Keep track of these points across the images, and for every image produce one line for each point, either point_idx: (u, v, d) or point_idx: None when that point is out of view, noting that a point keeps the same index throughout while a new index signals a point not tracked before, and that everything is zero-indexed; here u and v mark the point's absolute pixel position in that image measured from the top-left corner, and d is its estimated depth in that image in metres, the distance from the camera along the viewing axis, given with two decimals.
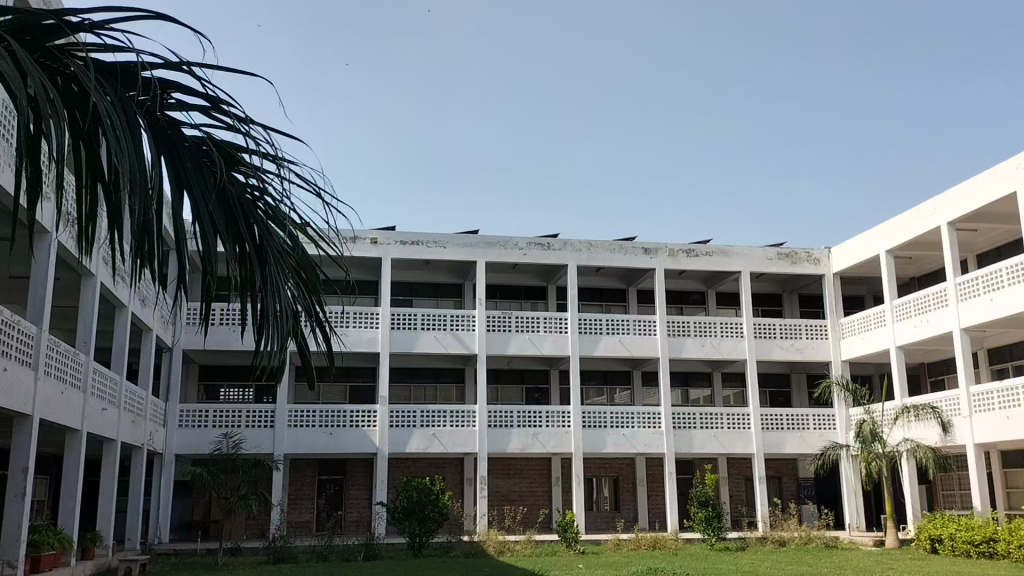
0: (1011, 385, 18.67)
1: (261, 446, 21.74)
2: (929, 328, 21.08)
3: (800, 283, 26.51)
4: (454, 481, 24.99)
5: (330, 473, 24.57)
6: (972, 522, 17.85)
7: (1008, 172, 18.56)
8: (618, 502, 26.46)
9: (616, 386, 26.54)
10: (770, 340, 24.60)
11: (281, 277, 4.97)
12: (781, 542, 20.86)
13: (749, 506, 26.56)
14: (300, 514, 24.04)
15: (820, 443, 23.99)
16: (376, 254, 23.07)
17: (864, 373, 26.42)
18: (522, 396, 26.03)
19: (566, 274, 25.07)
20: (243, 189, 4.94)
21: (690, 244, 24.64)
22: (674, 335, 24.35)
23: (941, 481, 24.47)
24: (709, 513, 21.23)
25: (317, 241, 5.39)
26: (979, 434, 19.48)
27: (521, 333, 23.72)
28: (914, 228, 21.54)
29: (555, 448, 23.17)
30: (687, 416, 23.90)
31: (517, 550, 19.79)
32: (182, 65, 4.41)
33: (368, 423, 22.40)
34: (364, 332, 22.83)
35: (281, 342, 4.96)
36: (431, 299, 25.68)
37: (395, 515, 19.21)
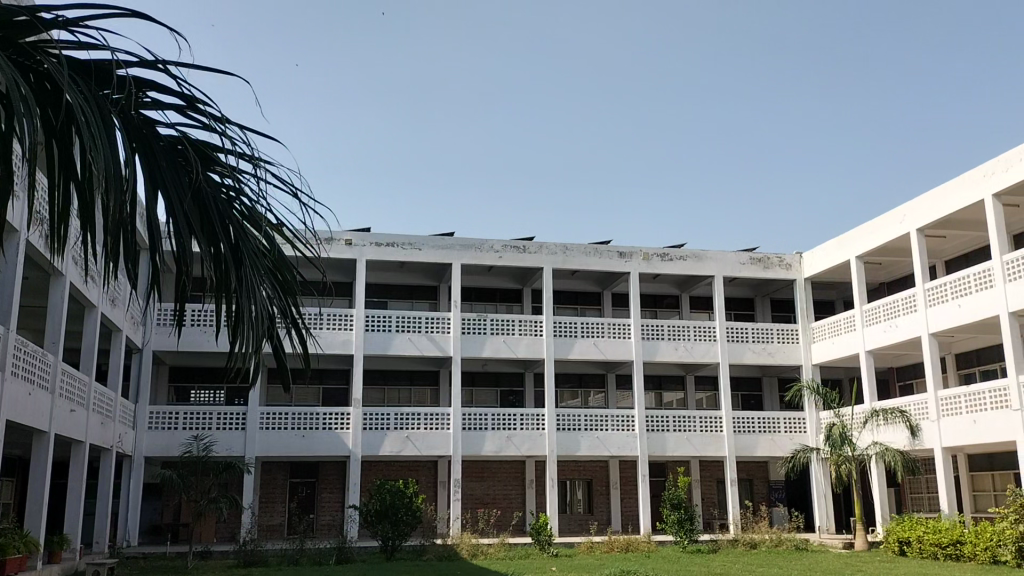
0: (978, 390, 18.98)
1: (232, 448, 21.56)
2: (899, 333, 21.38)
3: (772, 287, 26.77)
4: (427, 484, 24.93)
5: (302, 476, 24.43)
6: (939, 524, 18.09)
7: (976, 180, 18.89)
8: (591, 504, 26.55)
9: (591, 389, 26.62)
10: (743, 344, 24.80)
11: (257, 278, 4.94)
12: (752, 544, 21.04)
13: (721, 509, 26.75)
14: (271, 517, 23.86)
15: (791, 446, 24.23)
16: (351, 255, 22.97)
17: (834, 377, 26.74)
18: (496, 399, 26.03)
19: (540, 277, 25.12)
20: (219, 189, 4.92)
21: (665, 248, 24.79)
22: (648, 339, 24.48)
23: (909, 484, 24.82)
24: (681, 515, 21.36)
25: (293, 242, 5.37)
26: (946, 438, 19.78)
27: (496, 336, 23.71)
28: (883, 234, 21.84)
29: (530, 451, 23.19)
30: (660, 419, 24.03)
31: (490, 552, 19.77)
32: (157, 63, 4.39)
33: (341, 426, 22.28)
34: (338, 333, 22.72)
35: (256, 344, 4.92)
36: (406, 300, 25.61)
37: (369, 518, 19.11)
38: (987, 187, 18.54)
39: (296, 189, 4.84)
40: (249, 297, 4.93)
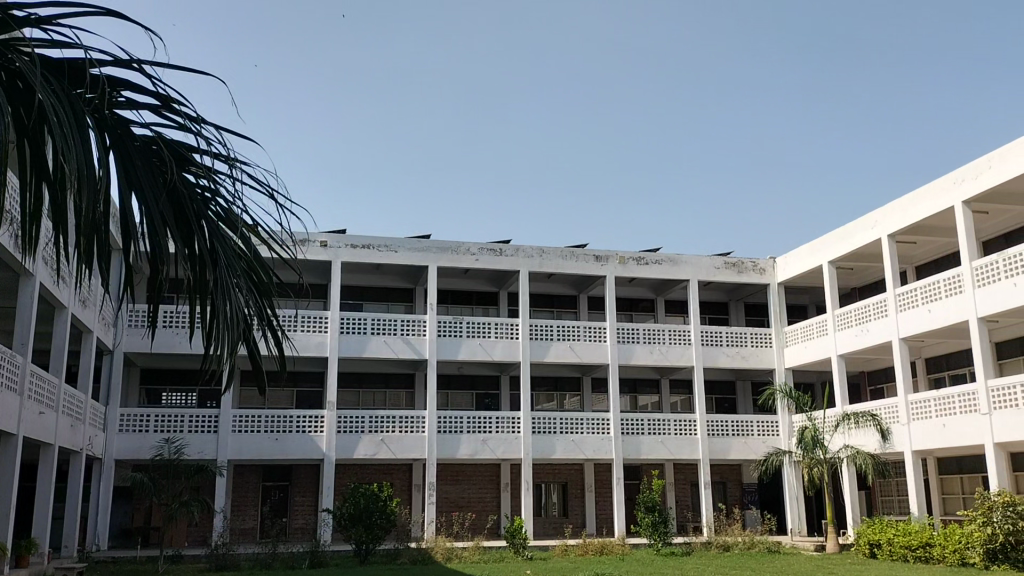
0: (947, 394, 19.25)
1: (204, 451, 21.36)
2: (870, 337, 21.63)
3: (746, 292, 26.99)
4: (402, 487, 24.84)
5: (275, 479, 24.25)
6: (909, 527, 18.31)
7: (946, 187, 19.19)
8: (566, 507, 26.59)
9: (566, 392, 26.67)
10: (718, 348, 24.96)
11: (232, 280, 4.92)
12: (726, 547, 21.19)
13: (695, 512, 26.91)
14: (244, 521, 23.64)
15: (764, 449, 24.43)
16: (326, 257, 22.86)
17: (807, 381, 27.01)
18: (472, 402, 26.00)
19: (517, 280, 25.14)
20: (194, 190, 4.89)
21: (641, 251, 24.92)
22: (623, 342, 24.58)
23: (880, 487, 25.12)
24: (656, 518, 21.45)
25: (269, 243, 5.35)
26: (916, 441, 20.05)
27: (472, 338, 23.69)
28: (855, 240, 22.11)
29: (505, 454, 23.18)
30: (635, 422, 24.13)
31: (465, 556, 19.73)
32: (132, 62, 4.37)
33: (315, 428, 22.14)
34: (312, 335, 22.59)
35: (232, 346, 4.88)
36: (381, 303, 25.53)
37: (342, 522, 19.00)
38: (957, 194, 18.84)
39: (272, 190, 4.83)
40: (226, 298, 4.89)
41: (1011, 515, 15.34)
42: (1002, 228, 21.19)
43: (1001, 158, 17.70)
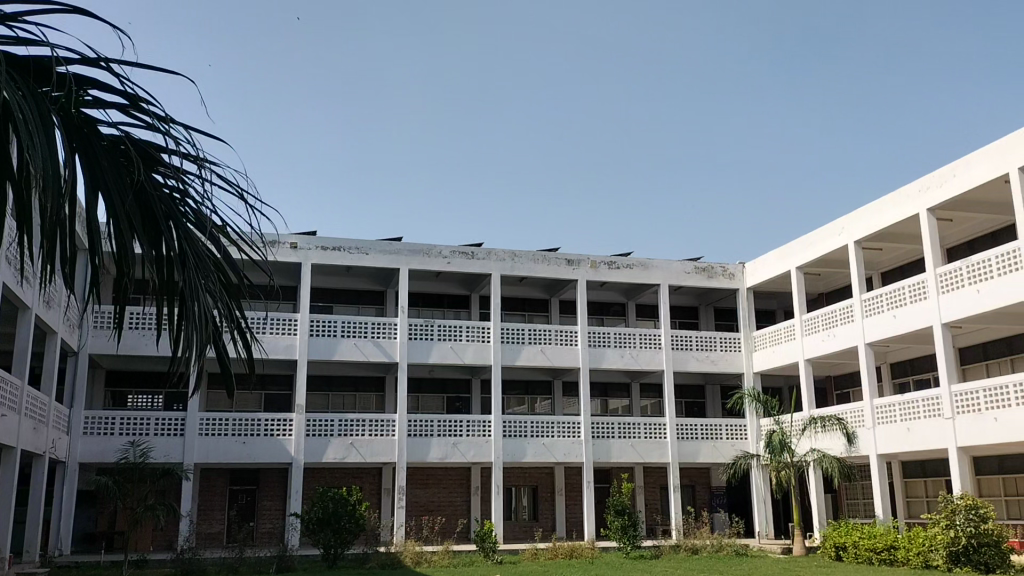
0: (912, 398, 19.55)
1: (170, 455, 21.09)
2: (836, 342, 21.92)
3: (715, 296, 27.23)
4: (371, 490, 24.71)
5: (242, 483, 23.99)
6: (874, 530, 18.57)
7: (911, 195, 19.50)
8: (536, 511, 26.60)
9: (537, 396, 26.70)
10: (688, 352, 25.14)
11: (201, 281, 4.88)
12: (694, 550, 21.32)
13: (664, 515, 27.06)
14: (210, 525, 23.37)
15: (732, 453, 24.64)
16: (296, 258, 22.69)
17: (775, 385, 27.29)
18: (442, 405, 25.94)
19: (488, 283, 25.14)
20: (162, 191, 4.85)
21: (612, 256, 25.03)
22: (594, 346, 24.66)
23: (846, 490, 25.42)
24: (625, 521, 21.53)
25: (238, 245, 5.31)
26: (881, 445, 20.34)
27: (443, 341, 23.64)
28: (822, 246, 22.40)
29: (475, 457, 23.13)
30: (606, 425, 24.21)
31: (434, 560, 19.65)
32: (100, 61, 4.33)
33: (284, 432, 21.97)
34: (281, 338, 22.41)
35: (200, 348, 4.83)
36: (352, 305, 25.40)
37: (310, 527, 18.83)
38: (922, 202, 19.16)
39: (243, 191, 4.81)
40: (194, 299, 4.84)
41: (974, 518, 15.62)
42: (965, 236, 21.58)
43: (966, 166, 18.03)
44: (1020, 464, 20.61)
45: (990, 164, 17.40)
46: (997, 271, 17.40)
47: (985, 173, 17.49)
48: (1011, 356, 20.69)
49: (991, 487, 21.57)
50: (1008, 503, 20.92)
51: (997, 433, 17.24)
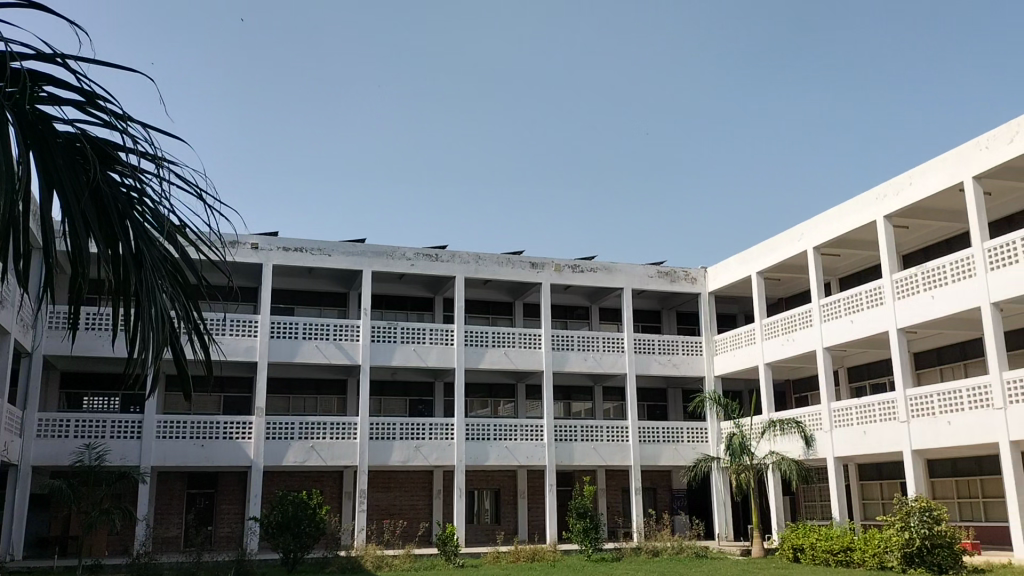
0: (868, 402, 19.89)
1: (126, 458, 20.71)
2: (794, 347, 22.23)
3: (678, 300, 27.45)
4: (332, 494, 24.51)
5: (200, 486, 23.64)
6: (831, 532, 18.86)
7: (869, 202, 19.84)
8: (498, 514, 26.58)
9: (500, 399, 26.71)
10: (650, 356, 25.30)
11: (158, 282, 4.80)
12: (655, 552, 21.46)
13: (625, 517, 27.21)
14: (167, 529, 22.99)
15: (693, 455, 24.85)
16: (257, 259, 22.43)
17: (735, 389, 27.59)
18: (405, 408, 25.81)
19: (452, 285, 25.08)
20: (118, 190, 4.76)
21: (576, 259, 25.12)
22: (557, 349, 24.72)
23: (804, 492, 25.79)
24: (587, 524, 21.60)
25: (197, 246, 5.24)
26: (838, 448, 20.67)
27: (406, 344, 23.52)
28: (782, 251, 22.71)
29: (438, 461, 23.05)
30: (568, 428, 24.27)
31: (395, 564, 19.54)
32: (56, 56, 4.25)
33: (243, 435, 21.69)
34: (241, 340, 22.12)
35: (157, 350, 4.75)
36: (314, 307, 25.19)
37: (269, 531, 18.59)
38: (879, 209, 19.50)
39: (202, 190, 4.76)
40: (151, 300, 4.76)
41: (928, 520, 15.92)
42: (921, 243, 22.03)
43: (922, 175, 18.40)
44: (972, 466, 21.07)
45: (946, 173, 17.77)
46: (952, 278, 17.77)
47: (941, 181, 17.86)
48: (964, 360, 21.15)
49: (944, 490, 22.02)
50: (961, 505, 21.38)
51: (951, 436, 17.61)
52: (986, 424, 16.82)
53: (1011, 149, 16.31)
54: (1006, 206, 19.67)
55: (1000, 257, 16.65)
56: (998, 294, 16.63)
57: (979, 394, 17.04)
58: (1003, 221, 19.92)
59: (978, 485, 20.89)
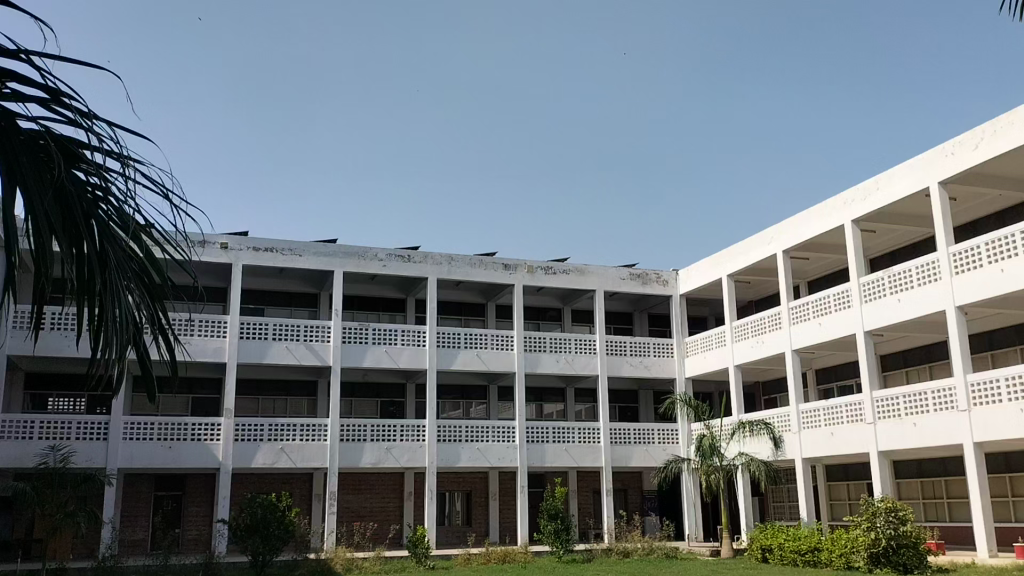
0: (836, 404, 20.13)
1: (92, 460, 20.41)
2: (764, 349, 22.44)
3: (649, 302, 27.60)
4: (302, 496, 24.32)
5: (168, 489, 23.35)
6: (799, 533, 19.06)
7: (837, 207, 20.10)
8: (470, 516, 26.54)
9: (472, 401, 26.68)
10: (622, 357, 25.40)
11: (123, 283, 4.73)
12: (625, 553, 21.55)
13: (596, 519, 27.29)
14: (133, 532, 22.67)
15: (664, 457, 24.99)
16: (227, 259, 22.22)
17: (705, 391, 27.81)
18: (376, 409, 25.69)
19: (424, 287, 25.01)
20: (83, 190, 4.69)
21: (549, 261, 25.16)
22: (530, 351, 24.74)
23: (772, 493, 26.04)
24: (558, 525, 21.61)
25: (163, 246, 5.17)
26: (806, 449, 20.90)
27: (377, 345, 23.41)
28: (752, 254, 22.93)
29: (409, 463, 22.97)
30: (540, 430, 24.29)
31: (364, 566, 19.44)
32: (19, 52, 4.17)
33: (212, 437, 21.46)
34: (210, 341, 21.90)
35: (121, 351, 4.68)
36: (284, 308, 24.99)
37: (238, 533, 18.40)
38: (847, 214, 19.75)
39: (169, 190, 4.70)
40: (115, 300, 4.69)
41: (894, 520, 16.15)
42: (888, 247, 22.34)
43: (889, 180, 18.68)
44: (937, 467, 21.39)
45: (912, 178, 18.06)
46: (918, 282, 18.05)
47: (908, 187, 18.13)
48: (929, 363, 21.48)
49: (910, 491, 22.35)
50: (926, 506, 21.71)
51: (916, 438, 17.88)
52: (950, 426, 17.09)
53: (976, 156, 16.61)
54: (971, 211, 20.01)
55: (964, 262, 16.94)
56: (963, 297, 16.91)
57: (944, 396, 17.32)
58: (967, 226, 20.27)
59: (943, 486, 21.22)
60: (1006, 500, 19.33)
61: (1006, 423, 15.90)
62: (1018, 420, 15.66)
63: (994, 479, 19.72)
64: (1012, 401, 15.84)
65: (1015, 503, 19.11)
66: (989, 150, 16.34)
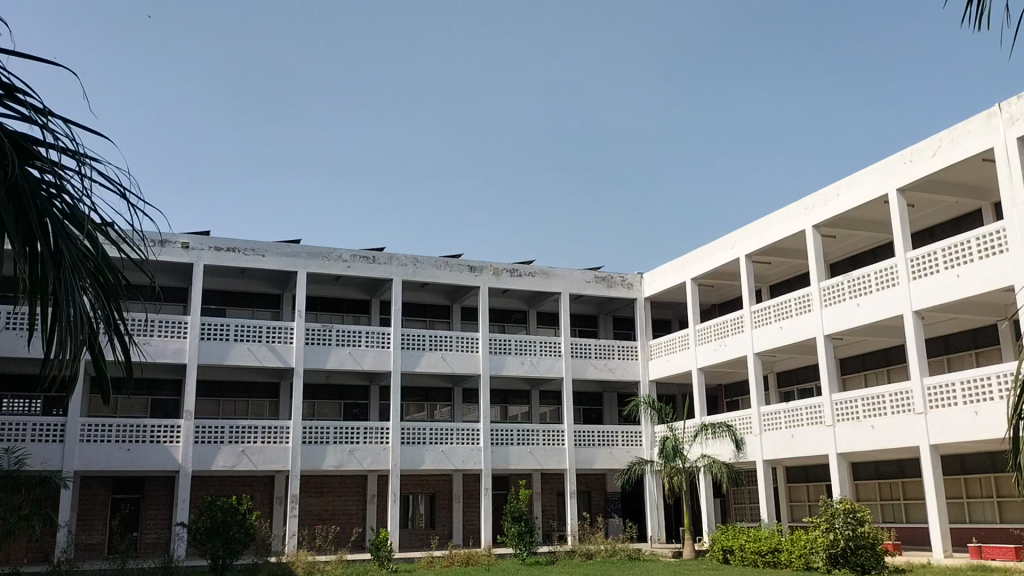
0: (796, 406, 20.41)
1: (47, 463, 19.93)
2: (726, 352, 22.68)
3: (614, 305, 27.74)
4: (263, 500, 24.01)
5: (126, 491, 22.91)
6: (759, 534, 19.29)
7: (798, 212, 20.40)
8: (433, 519, 26.43)
9: (437, 403, 26.58)
10: (586, 360, 25.50)
11: (77, 281, 4.72)
12: (589, 555, 21.61)
13: (560, 521, 27.34)
14: (89, 536, 22.20)
15: (627, 459, 25.13)
16: (187, 259, 21.88)
17: (669, 393, 28.04)
18: (339, 411, 25.48)
19: (389, 288, 24.87)
20: (36, 188, 4.68)
21: (514, 263, 25.18)
22: (495, 353, 24.72)
23: (734, 494, 26.32)
24: (522, 528, 21.59)
25: (117, 246, 5.17)
26: (767, 451, 21.17)
27: (341, 347, 23.21)
28: (715, 258, 23.19)
29: (372, 465, 22.80)
30: (504, 432, 24.26)
31: (326, 569, 19.25)
32: None
33: (171, 439, 21.10)
34: (170, 341, 21.55)
35: (74, 350, 4.68)
36: (246, 309, 24.68)
37: (198, 537, 18.11)
38: (808, 219, 20.06)
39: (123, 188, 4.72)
40: (69, 299, 4.70)
41: (852, 521, 16.42)
42: (847, 252, 22.73)
43: (849, 186, 19.01)
44: (895, 469, 21.79)
45: (871, 185, 18.39)
46: (876, 287, 18.39)
47: (867, 193, 18.46)
48: (887, 366, 21.89)
49: (868, 492, 22.75)
50: (884, 507, 22.10)
51: (874, 440, 18.21)
52: (907, 428, 17.43)
53: (933, 163, 16.97)
54: (928, 218, 20.44)
55: (921, 267, 17.29)
56: (919, 302, 17.26)
57: (901, 399, 17.65)
58: (925, 232, 20.71)
59: (900, 487, 21.63)
60: (960, 501, 19.76)
61: (961, 426, 16.25)
62: (973, 423, 16.02)
63: (949, 481, 20.15)
64: (967, 403, 16.19)
65: (969, 503, 19.54)
66: (946, 157, 16.70)
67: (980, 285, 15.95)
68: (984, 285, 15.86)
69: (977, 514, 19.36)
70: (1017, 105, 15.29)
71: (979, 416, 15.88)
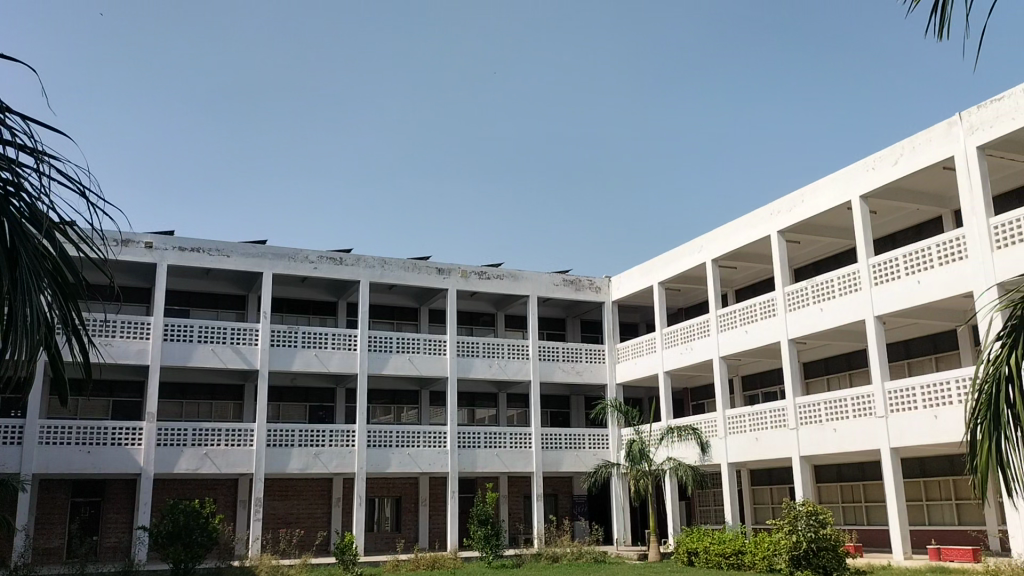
0: (761, 409, 20.63)
1: (5, 465, 19.49)
2: (692, 355, 22.86)
3: (582, 309, 27.85)
4: (226, 503, 23.70)
5: (85, 494, 22.48)
6: (723, 536, 19.45)
7: (764, 217, 20.64)
8: (399, 522, 26.31)
9: (404, 406, 26.46)
10: (553, 363, 25.55)
11: (35, 282, 4.83)
12: (555, 558, 21.64)
13: (526, 524, 27.36)
14: (48, 540, 21.75)
15: (594, 461, 25.22)
16: (151, 259, 21.55)
17: (635, 396, 28.21)
18: (304, 414, 25.24)
19: (356, 290, 24.72)
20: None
21: (482, 266, 25.16)
22: (462, 356, 24.67)
23: (699, 497, 26.54)
24: (488, 531, 21.53)
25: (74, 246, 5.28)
26: (732, 453, 21.38)
27: (307, 349, 23.00)
28: (682, 263, 23.38)
29: (337, 468, 22.62)
30: (471, 435, 24.22)
31: (290, 573, 19.06)
32: None
33: (132, 441, 20.76)
34: (132, 342, 21.21)
35: (31, 350, 4.78)
36: (210, 310, 24.37)
37: (159, 541, 17.83)
38: (773, 224, 20.31)
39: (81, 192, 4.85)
40: (26, 300, 4.80)
41: (814, 523, 16.59)
42: (811, 258, 23.05)
43: (813, 192, 19.26)
44: (856, 472, 22.11)
45: (835, 191, 18.66)
46: (839, 292, 18.65)
47: (831, 199, 18.73)
48: (849, 370, 22.23)
49: (830, 494, 23.06)
50: (845, 509, 22.43)
51: (836, 443, 18.46)
52: (869, 431, 17.69)
53: (896, 171, 17.26)
54: (890, 224, 20.78)
55: (884, 273, 17.58)
56: (881, 307, 17.54)
57: (863, 403, 17.92)
58: (886, 239, 21.07)
59: (861, 490, 21.96)
60: (920, 503, 20.10)
61: (921, 429, 16.54)
62: (932, 426, 16.31)
63: (909, 483, 20.49)
64: (927, 407, 16.48)
65: (928, 506, 19.88)
66: (908, 165, 17.00)
67: (940, 291, 16.26)
68: (944, 290, 16.16)
69: (936, 516, 19.71)
70: (977, 114, 15.60)
71: (939, 419, 16.17)
